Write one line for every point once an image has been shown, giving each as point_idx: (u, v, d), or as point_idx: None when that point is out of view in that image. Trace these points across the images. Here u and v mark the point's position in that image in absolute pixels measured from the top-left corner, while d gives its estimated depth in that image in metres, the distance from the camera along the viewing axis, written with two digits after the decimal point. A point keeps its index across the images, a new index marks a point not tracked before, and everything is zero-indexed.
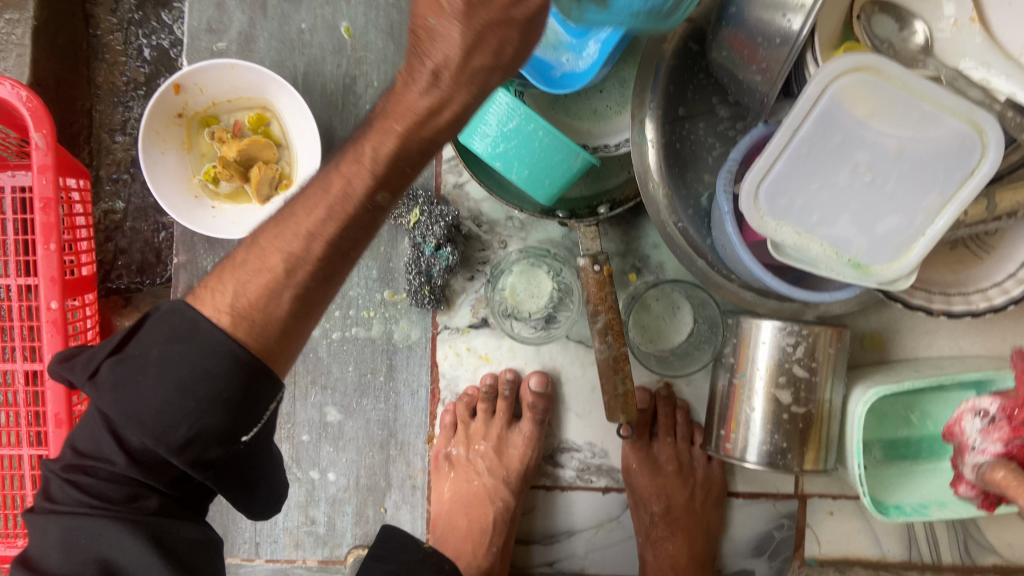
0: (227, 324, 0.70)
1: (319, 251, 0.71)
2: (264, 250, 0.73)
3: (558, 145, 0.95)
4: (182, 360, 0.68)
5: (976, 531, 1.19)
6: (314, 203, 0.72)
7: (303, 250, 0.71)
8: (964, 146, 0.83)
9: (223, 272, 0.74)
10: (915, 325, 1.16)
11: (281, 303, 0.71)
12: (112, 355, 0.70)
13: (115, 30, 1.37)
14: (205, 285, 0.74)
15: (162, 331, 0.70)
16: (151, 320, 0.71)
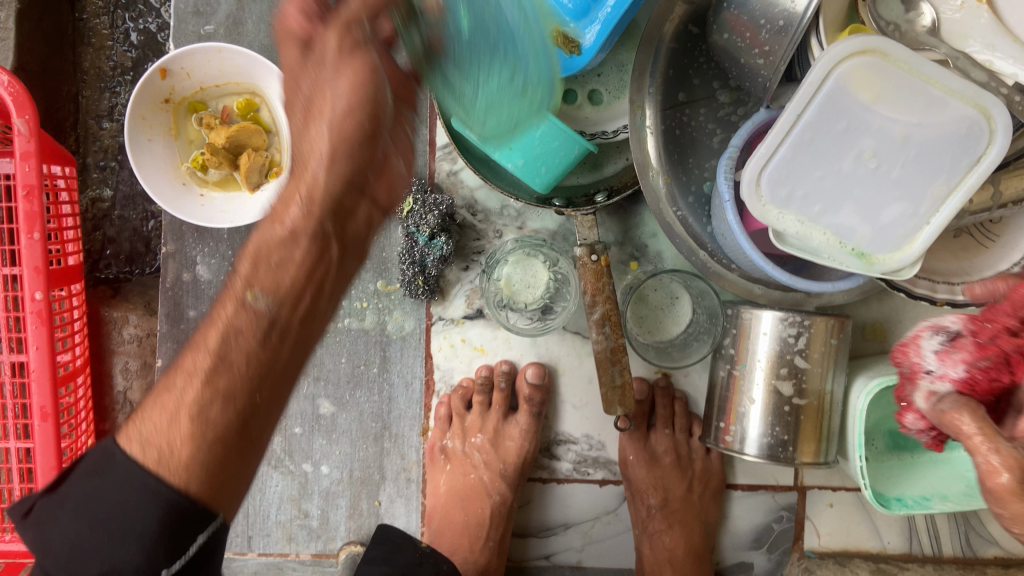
0: (145, 453, 0.58)
1: (226, 371, 0.61)
2: (193, 361, 0.63)
3: (557, 134, 0.94)
4: (102, 496, 0.57)
5: (977, 523, 1.18)
6: (240, 322, 0.62)
7: (204, 375, 0.61)
8: (971, 131, 0.81)
9: (158, 396, 0.63)
10: (917, 315, 1.14)
11: (199, 418, 0.60)
12: (43, 494, 0.59)
13: (101, 13, 1.33)
14: (141, 410, 0.63)
15: (78, 468, 0.59)
16: (78, 462, 0.60)
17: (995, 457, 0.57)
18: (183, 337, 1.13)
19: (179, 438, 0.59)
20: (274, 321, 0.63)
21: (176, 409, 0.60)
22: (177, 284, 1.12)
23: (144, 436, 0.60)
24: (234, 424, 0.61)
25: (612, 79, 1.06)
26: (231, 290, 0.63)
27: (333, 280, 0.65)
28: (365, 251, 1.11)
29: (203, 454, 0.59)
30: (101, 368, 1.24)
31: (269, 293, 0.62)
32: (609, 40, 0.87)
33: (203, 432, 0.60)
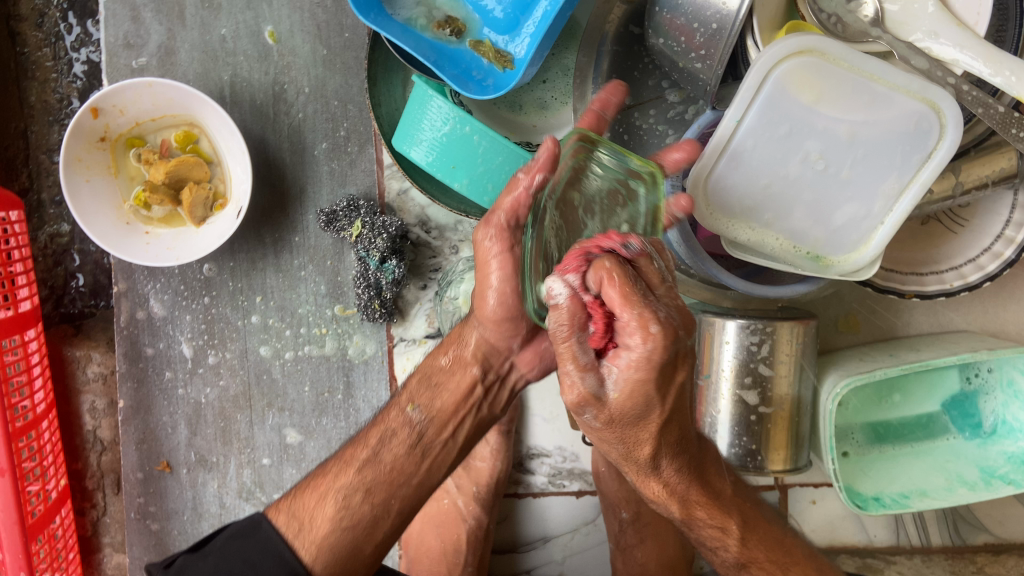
0: (285, 526, 0.79)
1: (376, 467, 0.81)
2: (332, 470, 0.82)
3: (497, 148, 0.90)
4: (239, 552, 0.78)
5: (964, 511, 1.15)
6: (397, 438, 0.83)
7: (360, 466, 0.81)
8: (920, 127, 0.78)
9: (300, 492, 0.82)
10: (890, 303, 1.10)
11: (343, 505, 0.79)
12: (189, 551, 0.81)
13: (43, 45, 1.22)
14: (284, 500, 0.83)
15: (224, 533, 0.80)
16: (225, 528, 0.82)
17: (587, 378, 0.59)
18: (143, 375, 1.11)
19: (326, 517, 0.78)
20: (419, 435, 0.83)
21: (332, 486, 0.80)
22: (132, 323, 1.10)
23: (294, 510, 0.80)
24: (370, 514, 0.79)
25: (558, 85, 1.02)
26: (397, 403, 0.86)
27: (472, 417, 0.86)
28: (320, 277, 1.09)
29: (337, 538, 0.78)
30: (68, 408, 1.22)
31: (424, 411, 0.84)
32: (540, 51, 0.83)
33: (343, 519, 0.78)
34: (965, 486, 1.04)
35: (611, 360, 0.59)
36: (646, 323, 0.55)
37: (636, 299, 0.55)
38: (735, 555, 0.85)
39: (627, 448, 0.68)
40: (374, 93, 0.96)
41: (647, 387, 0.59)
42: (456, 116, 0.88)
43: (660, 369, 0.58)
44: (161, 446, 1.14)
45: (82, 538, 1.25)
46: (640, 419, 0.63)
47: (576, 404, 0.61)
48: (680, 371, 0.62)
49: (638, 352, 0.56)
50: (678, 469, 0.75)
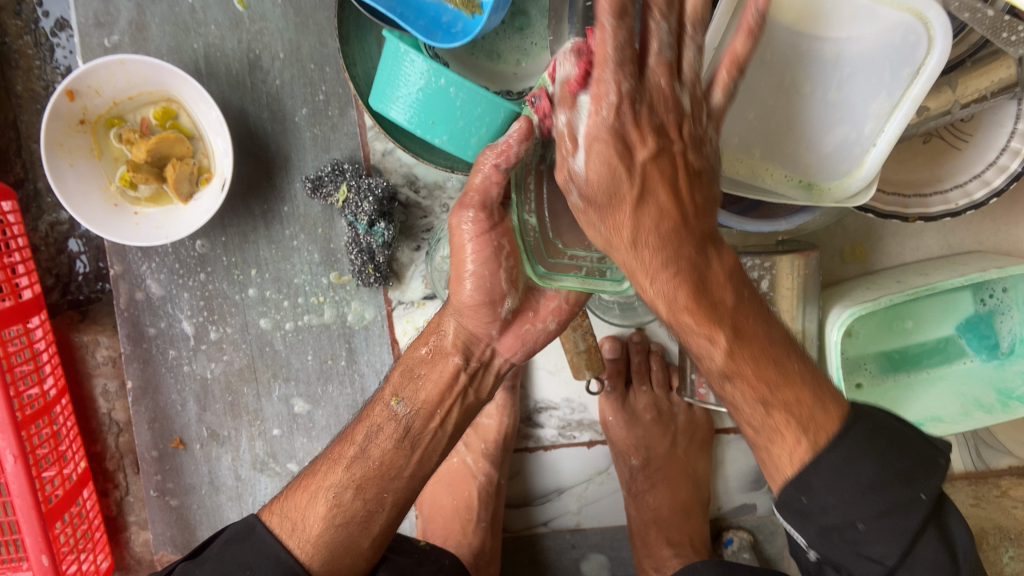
0: (278, 527, 0.79)
1: (364, 462, 0.79)
2: (318, 472, 0.82)
3: (476, 99, 0.85)
4: (234, 556, 0.77)
5: (986, 435, 1.12)
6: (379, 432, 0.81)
7: (348, 463, 0.80)
8: (908, 39, 0.73)
9: (294, 489, 0.82)
10: (897, 228, 1.07)
11: (335, 501, 0.78)
12: (187, 559, 0.80)
13: (23, 32, 1.16)
14: (278, 501, 0.82)
15: (222, 537, 0.80)
16: (223, 534, 0.81)
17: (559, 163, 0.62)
18: (148, 355, 1.12)
19: (318, 516, 0.78)
20: (407, 428, 0.81)
21: (323, 485, 0.80)
22: (132, 304, 1.10)
23: (286, 511, 0.80)
24: (363, 509, 0.79)
25: (538, 30, 0.99)
26: (382, 399, 0.83)
27: (461, 406, 0.83)
28: (313, 245, 1.08)
29: (328, 535, 0.77)
30: (81, 393, 1.23)
31: (408, 404, 0.81)
32: None
33: (336, 514, 0.78)
34: (982, 410, 1.02)
35: (575, 153, 0.61)
36: (604, 64, 0.57)
37: (611, 54, 0.57)
38: (720, 363, 0.69)
39: (593, 218, 0.64)
40: (347, 53, 0.94)
41: (600, 129, 0.60)
42: (430, 68, 0.84)
43: (626, 141, 0.61)
44: (173, 424, 1.15)
45: (107, 518, 1.28)
46: (621, 150, 0.61)
47: (562, 175, 0.62)
48: (605, 140, 0.60)
49: (600, 92, 0.58)
50: (660, 223, 0.64)
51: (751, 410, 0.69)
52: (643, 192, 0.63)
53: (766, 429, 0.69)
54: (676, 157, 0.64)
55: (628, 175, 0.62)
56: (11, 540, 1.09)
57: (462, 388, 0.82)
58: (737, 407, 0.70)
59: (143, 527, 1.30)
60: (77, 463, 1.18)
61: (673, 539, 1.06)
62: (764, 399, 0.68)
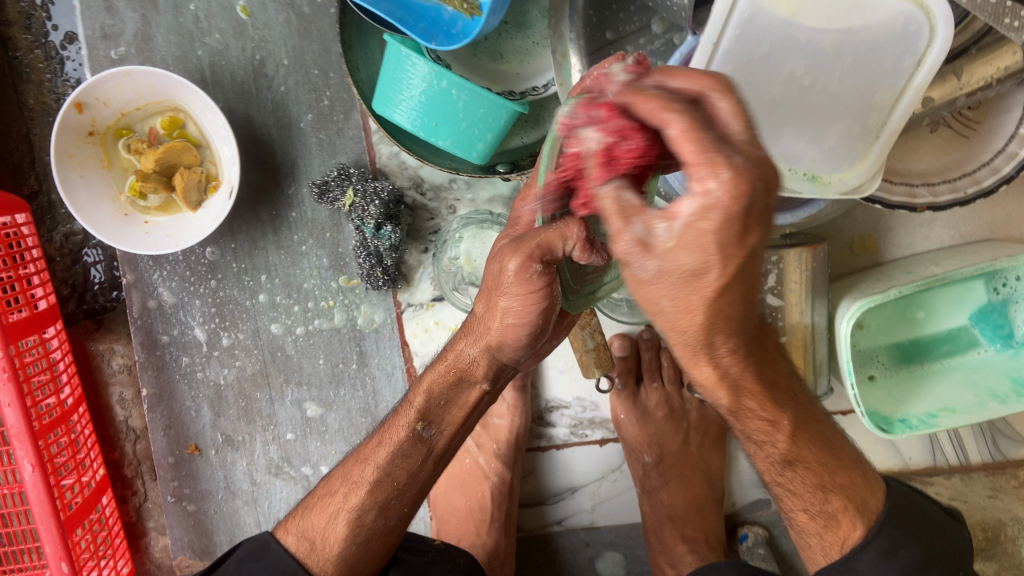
0: (294, 543, 0.81)
1: (385, 485, 0.78)
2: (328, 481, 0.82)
3: (478, 101, 0.86)
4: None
5: (1003, 424, 1.10)
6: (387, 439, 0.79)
7: (370, 486, 0.78)
8: (909, 29, 0.72)
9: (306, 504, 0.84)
10: (906, 219, 1.06)
11: (357, 523, 0.78)
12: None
13: (34, 47, 1.17)
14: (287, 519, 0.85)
15: (236, 555, 0.83)
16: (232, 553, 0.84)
17: (635, 228, 0.43)
18: (162, 363, 1.13)
19: (337, 536, 0.79)
20: (432, 450, 0.78)
21: (341, 506, 0.80)
22: (145, 312, 1.12)
23: (304, 530, 0.81)
24: (383, 527, 0.80)
25: (539, 29, 0.99)
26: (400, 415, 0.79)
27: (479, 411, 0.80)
28: (321, 250, 1.09)
29: (346, 553, 0.79)
30: (99, 401, 1.25)
31: (435, 427, 0.78)
32: None
33: (358, 534, 0.79)
34: (996, 399, 1.00)
35: (668, 219, 0.42)
36: (716, 165, 0.39)
37: (708, 138, 0.40)
38: (782, 452, 0.68)
39: (678, 311, 0.47)
40: (350, 58, 0.94)
41: (702, 260, 0.42)
42: (431, 71, 0.84)
43: (743, 218, 0.41)
44: (188, 430, 1.16)
45: (127, 524, 1.29)
46: (696, 276, 0.44)
47: (626, 253, 0.44)
48: (713, 276, 0.43)
49: (705, 199, 0.40)
50: (737, 351, 0.53)
51: (809, 496, 0.71)
52: (729, 331, 0.50)
53: (824, 527, 0.73)
54: (755, 278, 0.47)
55: (705, 329, 0.48)
56: (32, 548, 1.11)
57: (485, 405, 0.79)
58: (793, 492, 0.72)
59: (162, 532, 1.31)
60: (95, 471, 1.19)
61: (688, 536, 1.06)
62: (823, 485, 0.71)
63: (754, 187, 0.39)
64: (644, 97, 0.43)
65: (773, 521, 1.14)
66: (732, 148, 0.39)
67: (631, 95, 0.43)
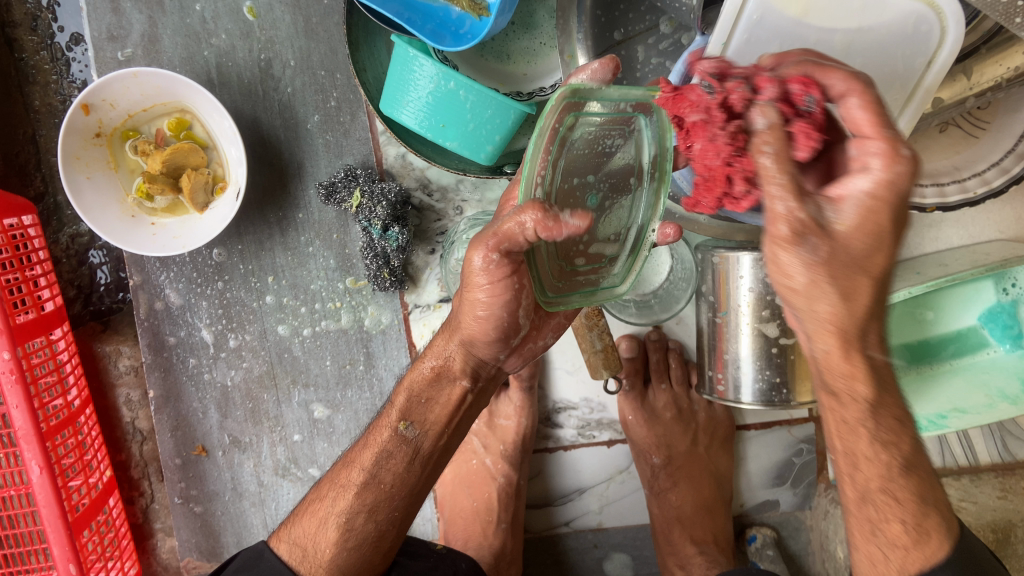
0: (287, 552, 0.81)
1: (375, 488, 0.79)
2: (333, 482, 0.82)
3: (486, 102, 0.86)
4: None
5: (1011, 425, 1.10)
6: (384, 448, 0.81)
7: (358, 488, 0.79)
8: (919, 29, 0.72)
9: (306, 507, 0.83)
10: (915, 219, 1.06)
11: (346, 527, 0.78)
12: None
13: (40, 48, 1.17)
14: (282, 526, 0.85)
15: (233, 564, 0.83)
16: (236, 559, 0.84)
17: (830, 203, 0.52)
18: (169, 364, 1.13)
19: (328, 540, 0.79)
20: (417, 451, 0.80)
21: (330, 511, 0.80)
22: (151, 314, 1.12)
23: (295, 538, 0.81)
24: (374, 531, 0.79)
25: (546, 30, 0.99)
26: (387, 418, 0.81)
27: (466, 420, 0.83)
28: (328, 252, 1.08)
29: (341, 558, 0.78)
30: (105, 402, 1.25)
31: (419, 427, 0.80)
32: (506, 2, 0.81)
33: (349, 539, 0.79)
34: (1007, 401, 0.99)
35: (836, 203, 0.52)
36: (890, 161, 0.50)
37: (885, 120, 0.51)
38: (902, 472, 0.62)
39: (836, 305, 0.54)
40: (357, 58, 0.94)
41: (869, 248, 0.53)
42: (439, 71, 0.84)
43: (897, 203, 0.52)
44: (195, 431, 1.16)
45: (134, 525, 1.29)
46: (865, 262, 0.53)
47: (781, 237, 0.52)
48: (879, 259, 0.53)
49: (877, 177, 0.51)
50: (878, 358, 0.57)
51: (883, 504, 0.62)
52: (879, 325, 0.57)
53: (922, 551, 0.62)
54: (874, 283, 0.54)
55: (839, 335, 0.56)
56: (39, 549, 1.11)
57: (468, 406, 0.82)
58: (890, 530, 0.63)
59: (169, 533, 1.31)
60: (102, 472, 1.19)
61: (698, 537, 1.06)
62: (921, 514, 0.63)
63: (901, 184, 0.51)
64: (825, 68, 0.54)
65: (781, 522, 1.14)
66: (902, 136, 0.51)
67: (811, 66, 0.54)
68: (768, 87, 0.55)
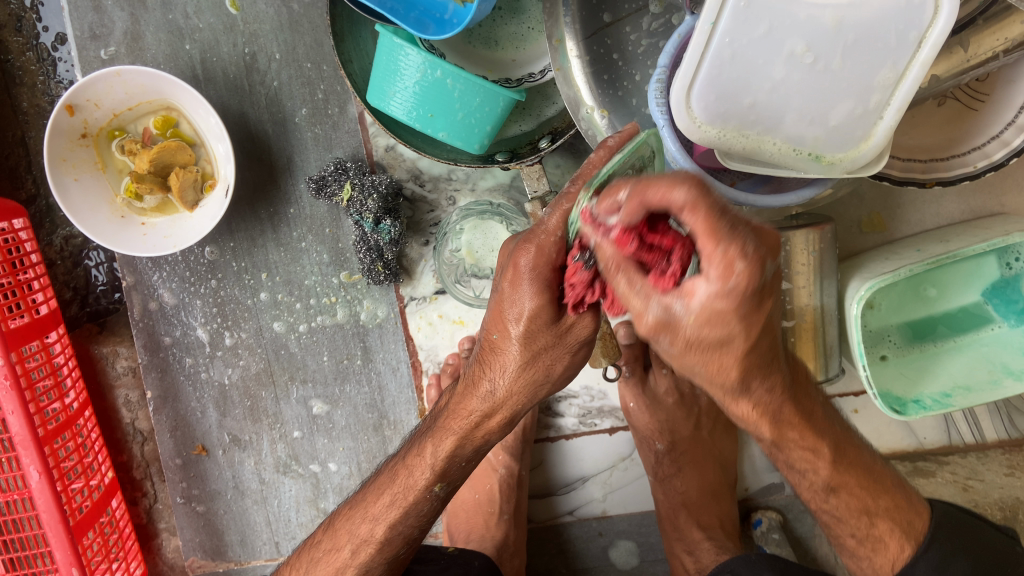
0: None
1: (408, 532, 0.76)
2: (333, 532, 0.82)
3: (474, 90, 0.84)
4: None
5: (1018, 402, 1.09)
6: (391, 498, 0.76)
7: (367, 542, 0.78)
8: (913, 2, 0.67)
9: (305, 549, 0.85)
10: (915, 195, 1.04)
11: None
12: None
13: (26, 49, 1.15)
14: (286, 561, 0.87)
15: None
16: None
17: (654, 308, 0.47)
18: (166, 364, 1.13)
19: None
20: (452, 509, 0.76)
21: (349, 562, 0.79)
22: (146, 314, 1.11)
23: None
24: None
25: (534, 14, 0.97)
26: (403, 467, 0.77)
27: None
28: (321, 246, 1.07)
29: None
30: (104, 403, 1.24)
31: (450, 487, 0.75)
32: None
33: None
34: (1011, 376, 0.96)
35: (686, 299, 0.46)
36: (731, 258, 0.41)
37: (723, 229, 0.41)
38: (825, 479, 0.73)
39: (712, 370, 0.53)
40: (342, 50, 0.92)
41: (725, 332, 0.47)
42: (426, 60, 0.82)
43: (755, 293, 0.44)
44: (194, 431, 1.16)
45: (139, 525, 1.29)
46: (723, 344, 0.49)
47: (651, 331, 0.49)
48: (740, 343, 0.49)
49: (723, 286, 0.43)
50: (770, 391, 0.61)
51: (855, 521, 0.76)
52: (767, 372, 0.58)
53: (873, 550, 0.77)
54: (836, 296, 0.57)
55: (745, 372, 0.54)
56: (43, 554, 1.11)
57: None
58: (840, 518, 0.76)
59: (173, 533, 1.31)
60: (104, 473, 1.19)
61: (704, 522, 1.05)
62: (869, 510, 0.75)
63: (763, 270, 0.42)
64: (653, 188, 0.43)
65: (787, 505, 1.13)
66: (743, 234, 0.41)
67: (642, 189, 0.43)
68: (630, 242, 0.48)
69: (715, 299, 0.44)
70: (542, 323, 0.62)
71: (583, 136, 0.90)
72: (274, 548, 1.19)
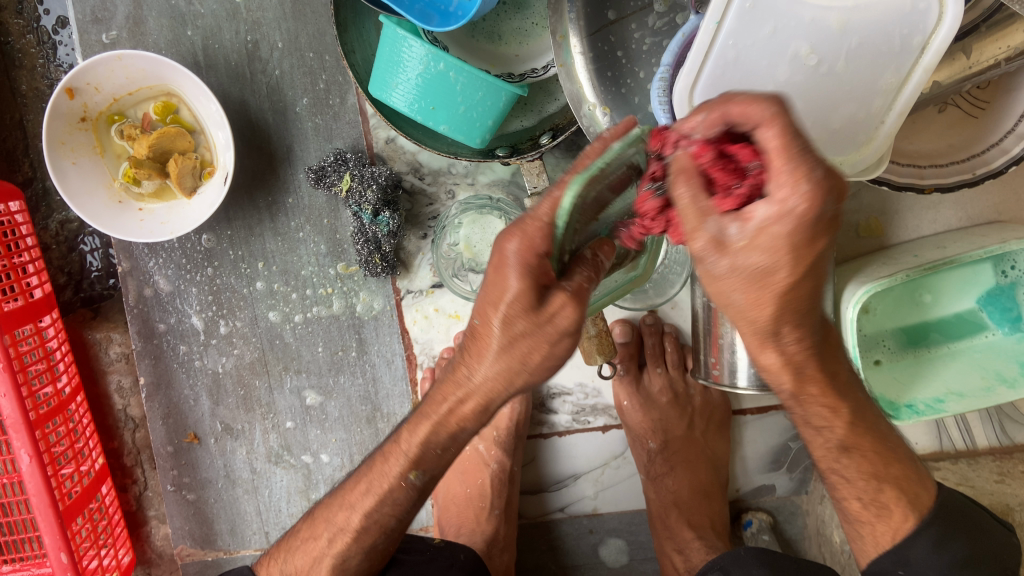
0: None
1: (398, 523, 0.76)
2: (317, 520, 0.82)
3: (476, 83, 0.84)
4: None
5: (1010, 409, 1.09)
6: (382, 488, 0.76)
7: (355, 533, 0.78)
8: (918, 7, 0.67)
9: (291, 537, 0.86)
10: (913, 201, 1.05)
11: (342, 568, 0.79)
12: None
13: (26, 32, 1.15)
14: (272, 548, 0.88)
15: None
16: None
17: (710, 225, 0.48)
18: (160, 351, 1.13)
19: None
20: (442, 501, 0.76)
21: (332, 549, 0.80)
22: (141, 300, 1.11)
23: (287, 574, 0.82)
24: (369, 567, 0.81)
25: (538, 10, 0.97)
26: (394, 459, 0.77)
27: None
28: (319, 237, 1.07)
29: None
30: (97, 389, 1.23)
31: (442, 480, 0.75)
32: None
33: None
34: (1004, 384, 0.96)
35: (745, 220, 0.46)
36: (799, 176, 0.42)
37: (798, 149, 0.42)
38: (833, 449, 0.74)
39: (748, 304, 0.52)
40: (345, 40, 0.92)
41: (773, 260, 0.47)
42: (429, 52, 0.81)
43: (814, 224, 0.44)
44: (186, 419, 1.16)
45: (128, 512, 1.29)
46: (767, 274, 0.48)
47: (702, 250, 0.49)
48: (784, 275, 0.48)
49: (784, 206, 0.44)
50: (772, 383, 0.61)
51: (859, 497, 0.76)
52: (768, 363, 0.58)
53: (873, 532, 0.77)
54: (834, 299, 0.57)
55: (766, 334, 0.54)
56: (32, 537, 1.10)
57: None
58: (846, 484, 0.76)
59: (162, 521, 1.31)
60: (94, 459, 1.18)
61: (695, 522, 1.05)
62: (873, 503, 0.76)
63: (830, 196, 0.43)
64: (738, 102, 0.45)
65: (777, 507, 1.13)
66: (819, 156, 0.42)
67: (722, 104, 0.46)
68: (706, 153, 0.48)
69: (775, 215, 0.44)
70: (520, 307, 0.58)
71: (585, 133, 0.90)
72: (264, 538, 1.19)
